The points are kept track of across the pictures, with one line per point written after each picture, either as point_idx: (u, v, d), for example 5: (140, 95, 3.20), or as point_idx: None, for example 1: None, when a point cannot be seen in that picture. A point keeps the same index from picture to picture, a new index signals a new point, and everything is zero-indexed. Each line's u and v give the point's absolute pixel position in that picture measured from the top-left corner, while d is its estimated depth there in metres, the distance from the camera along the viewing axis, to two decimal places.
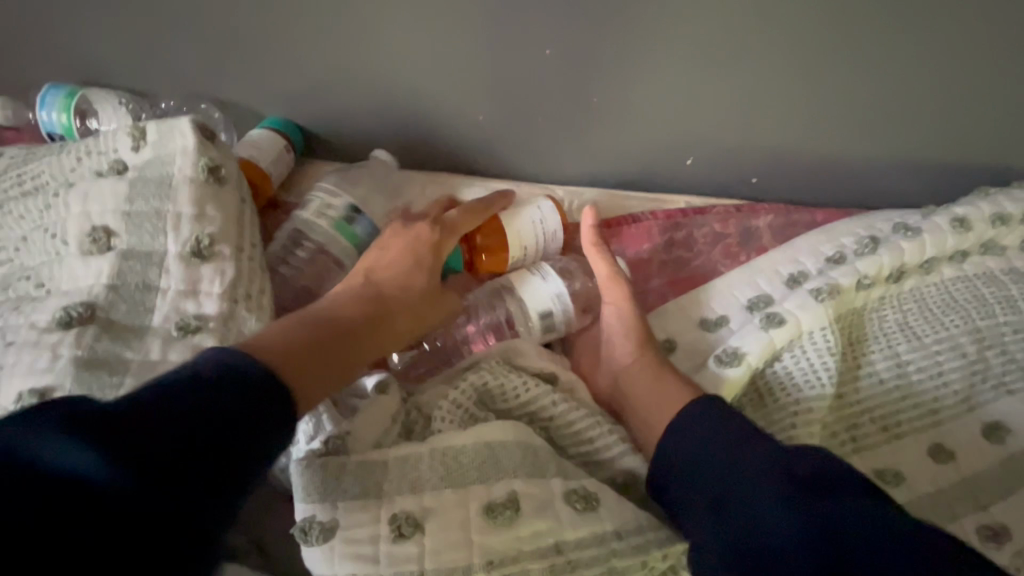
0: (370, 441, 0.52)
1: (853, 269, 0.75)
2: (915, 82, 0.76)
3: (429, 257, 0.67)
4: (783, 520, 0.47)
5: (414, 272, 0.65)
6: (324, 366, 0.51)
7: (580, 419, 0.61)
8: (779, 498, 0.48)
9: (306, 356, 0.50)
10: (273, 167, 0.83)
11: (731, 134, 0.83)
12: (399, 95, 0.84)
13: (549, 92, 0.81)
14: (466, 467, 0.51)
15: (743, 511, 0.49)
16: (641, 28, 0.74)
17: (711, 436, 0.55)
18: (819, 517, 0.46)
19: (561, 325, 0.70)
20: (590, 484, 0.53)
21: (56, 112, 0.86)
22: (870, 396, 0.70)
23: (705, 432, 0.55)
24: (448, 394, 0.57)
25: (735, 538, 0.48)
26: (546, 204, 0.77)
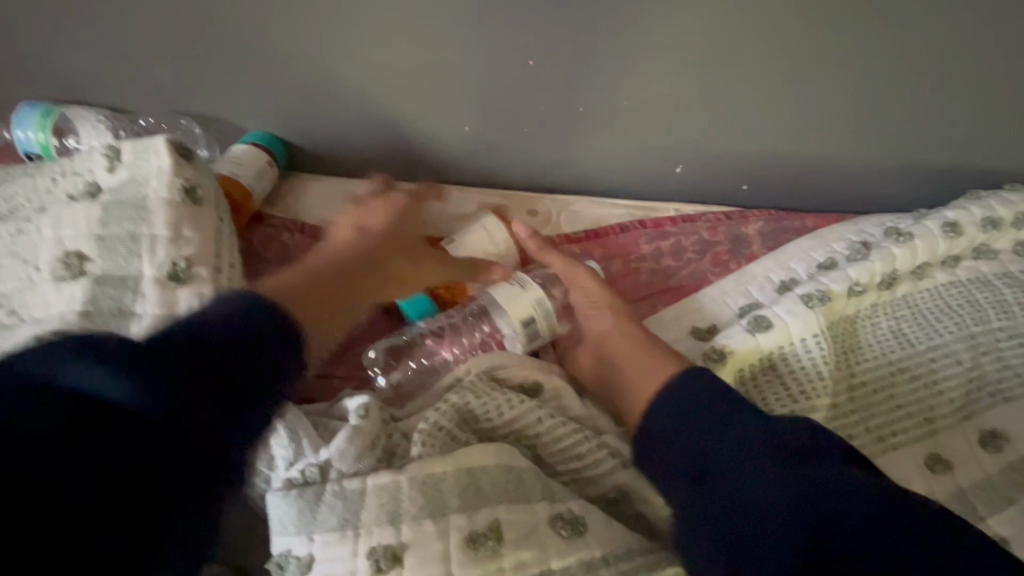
0: (354, 461, 0.51)
1: (844, 276, 0.74)
2: (902, 87, 0.75)
3: (406, 212, 0.74)
4: (766, 485, 0.47)
5: (396, 224, 0.72)
6: (327, 303, 0.55)
7: (567, 436, 0.60)
8: (763, 466, 0.48)
9: (311, 294, 0.54)
10: (256, 181, 0.82)
11: (718, 142, 0.83)
12: (383, 108, 0.83)
13: (534, 103, 0.80)
14: (447, 493, 0.49)
15: (725, 482, 0.50)
16: (624, 39, 0.73)
17: (689, 415, 0.56)
18: (800, 488, 0.45)
19: (545, 331, 0.67)
20: (577, 507, 0.52)
21: (33, 131, 0.84)
22: (864, 405, 0.69)
23: (687, 412, 0.57)
24: (427, 415, 0.56)
25: (720, 507, 0.49)
26: (489, 221, 0.79)
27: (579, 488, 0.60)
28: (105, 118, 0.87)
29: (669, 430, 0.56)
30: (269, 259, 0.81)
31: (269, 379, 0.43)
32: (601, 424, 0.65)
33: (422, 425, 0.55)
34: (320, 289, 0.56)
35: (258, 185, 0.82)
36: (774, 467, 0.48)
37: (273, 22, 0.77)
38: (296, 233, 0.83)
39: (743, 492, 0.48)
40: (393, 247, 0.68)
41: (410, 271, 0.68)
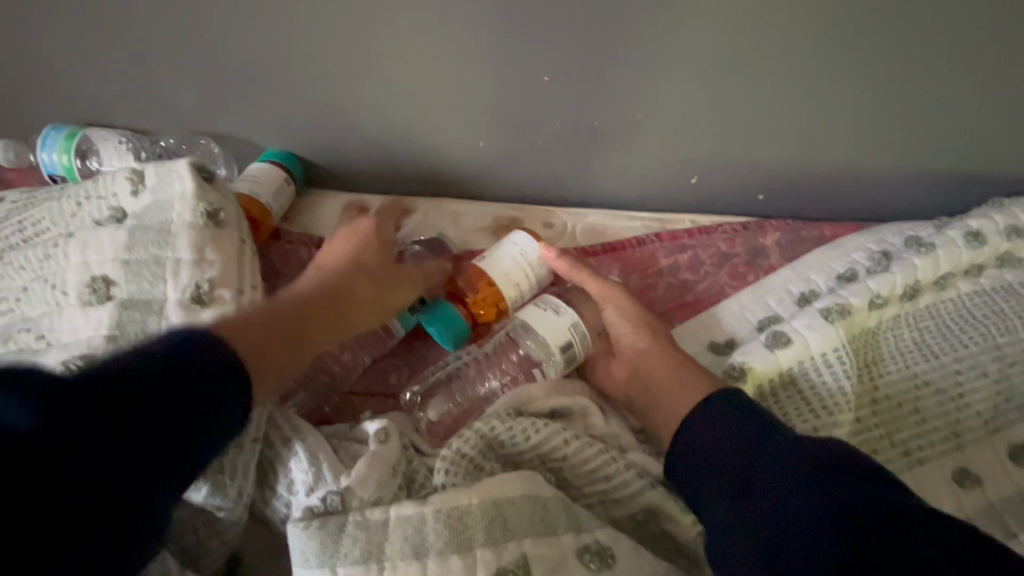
0: (372, 493, 0.51)
1: (865, 288, 0.73)
2: (922, 95, 0.74)
3: (368, 234, 0.70)
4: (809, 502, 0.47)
5: (357, 249, 0.67)
6: (281, 351, 0.53)
7: (593, 458, 0.60)
8: (802, 482, 0.48)
9: (265, 343, 0.52)
10: (275, 200, 0.83)
11: (735, 153, 0.82)
12: (397, 124, 0.84)
13: (548, 117, 0.80)
14: (473, 525, 0.49)
15: (769, 500, 0.49)
16: (640, 53, 0.73)
17: (725, 435, 0.56)
18: (852, 500, 0.45)
19: (581, 352, 0.68)
20: (604, 536, 0.51)
21: (56, 154, 0.85)
22: (889, 419, 0.68)
23: (724, 432, 0.56)
24: (452, 443, 0.56)
25: (763, 526, 0.48)
26: (522, 237, 0.75)
27: (606, 509, 0.60)
28: (128, 139, 0.88)
29: (708, 447, 0.56)
30: (288, 277, 0.81)
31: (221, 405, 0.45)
32: (626, 442, 0.65)
33: (445, 452, 0.55)
34: (276, 331, 0.54)
35: (277, 203, 0.83)
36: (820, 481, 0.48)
37: (289, 43, 0.77)
38: (313, 250, 0.84)
39: (790, 503, 0.47)
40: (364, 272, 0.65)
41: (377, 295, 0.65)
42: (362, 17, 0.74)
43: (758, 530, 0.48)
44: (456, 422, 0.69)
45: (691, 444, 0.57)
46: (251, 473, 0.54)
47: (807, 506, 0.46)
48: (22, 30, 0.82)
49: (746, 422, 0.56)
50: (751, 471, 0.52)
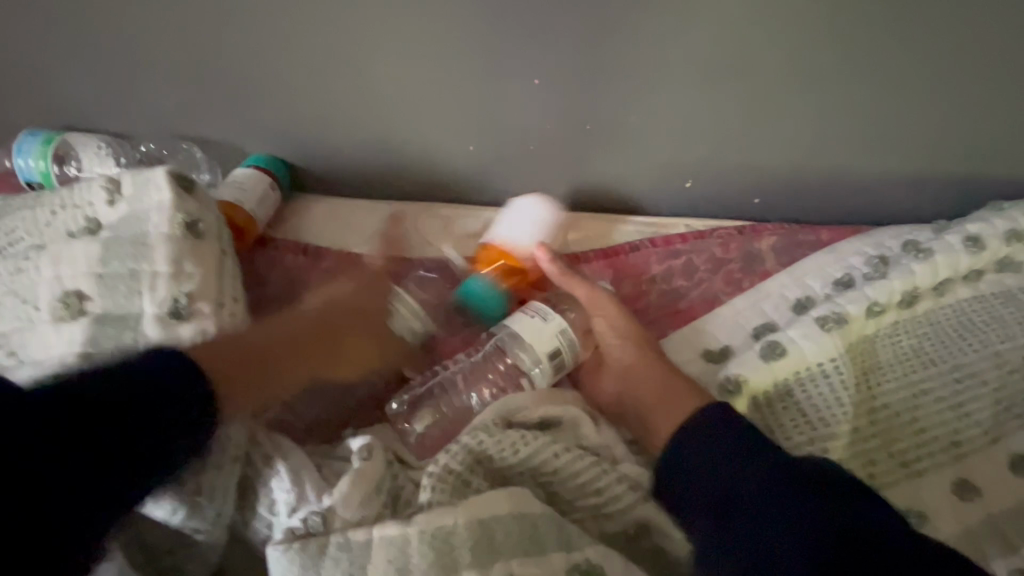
0: (356, 512, 0.49)
1: (862, 295, 0.72)
2: (921, 97, 0.73)
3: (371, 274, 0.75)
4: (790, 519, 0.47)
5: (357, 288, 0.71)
6: (247, 376, 0.56)
7: (585, 471, 0.58)
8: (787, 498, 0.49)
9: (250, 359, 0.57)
10: (261, 207, 0.81)
11: (729, 156, 0.81)
12: (384, 128, 0.82)
13: (539, 121, 0.79)
14: (458, 546, 0.47)
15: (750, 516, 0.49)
16: (633, 54, 0.72)
17: (712, 448, 0.55)
18: (820, 519, 0.46)
19: (570, 359, 0.67)
20: (596, 554, 0.50)
21: (33, 159, 0.83)
22: (886, 429, 0.66)
23: (710, 444, 0.55)
24: (438, 458, 0.55)
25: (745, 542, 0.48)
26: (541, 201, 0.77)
27: (598, 524, 0.58)
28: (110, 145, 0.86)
29: (695, 461, 0.55)
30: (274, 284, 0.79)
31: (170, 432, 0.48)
32: (617, 453, 0.63)
33: (432, 469, 0.54)
34: (252, 358, 0.57)
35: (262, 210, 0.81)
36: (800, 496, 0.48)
37: (274, 45, 0.76)
38: (300, 256, 0.82)
39: (765, 519, 0.48)
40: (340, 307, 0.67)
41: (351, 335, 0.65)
42: (347, 19, 0.72)
43: (731, 543, 0.48)
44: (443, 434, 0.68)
45: (673, 456, 0.57)
46: (230, 491, 0.53)
47: (780, 522, 0.47)
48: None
49: (727, 433, 0.56)
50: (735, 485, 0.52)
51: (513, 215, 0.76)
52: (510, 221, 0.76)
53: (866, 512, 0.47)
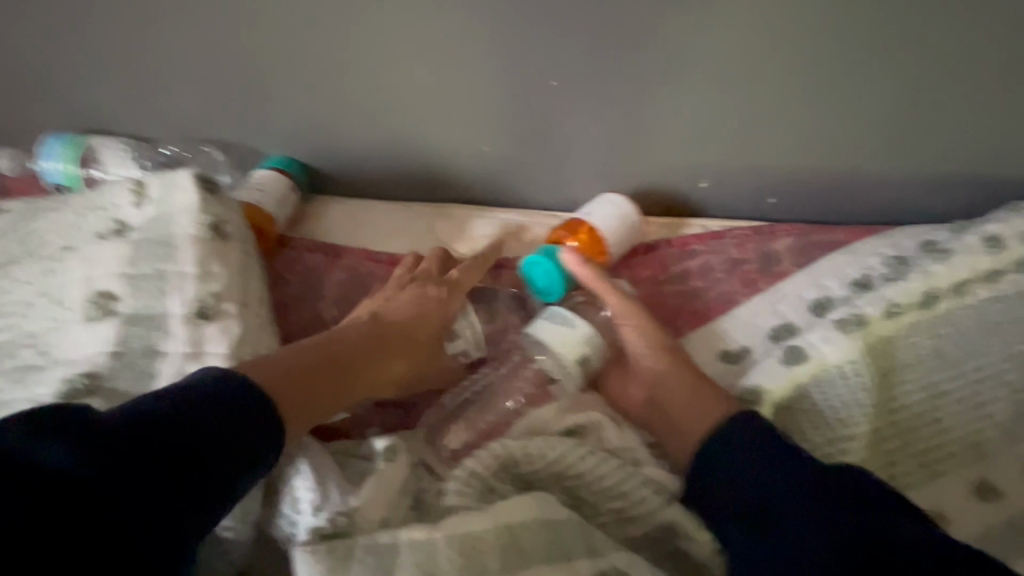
0: (380, 516, 0.51)
1: (880, 298, 0.72)
2: (940, 95, 0.72)
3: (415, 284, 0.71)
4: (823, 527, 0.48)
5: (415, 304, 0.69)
6: (302, 403, 0.53)
7: (609, 474, 0.58)
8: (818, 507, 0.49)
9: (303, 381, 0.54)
10: (279, 206, 0.81)
11: (747, 157, 0.80)
12: (401, 130, 0.82)
13: (556, 122, 0.78)
14: (486, 549, 0.47)
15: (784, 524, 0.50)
16: (651, 54, 0.71)
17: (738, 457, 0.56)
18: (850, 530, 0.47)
19: (596, 361, 0.69)
20: (622, 557, 0.49)
21: (59, 162, 0.84)
22: (906, 430, 0.66)
23: (735, 452, 0.56)
24: (465, 462, 0.55)
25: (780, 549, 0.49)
26: (621, 199, 0.80)
27: (621, 527, 0.58)
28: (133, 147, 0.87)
29: (719, 471, 0.56)
30: (292, 283, 0.79)
31: (234, 449, 0.46)
32: (640, 457, 0.63)
33: (456, 474, 0.54)
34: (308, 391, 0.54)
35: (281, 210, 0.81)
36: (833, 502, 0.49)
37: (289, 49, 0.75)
38: (319, 256, 0.82)
39: (797, 530, 0.49)
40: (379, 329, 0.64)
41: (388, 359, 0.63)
42: (365, 21, 0.72)
43: (764, 557, 0.49)
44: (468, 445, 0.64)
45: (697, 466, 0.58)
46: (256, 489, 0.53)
47: (812, 535, 0.48)
48: (21, 37, 0.81)
49: (750, 442, 0.56)
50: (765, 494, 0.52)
51: (598, 203, 0.80)
52: (596, 207, 0.80)
53: (897, 520, 0.48)
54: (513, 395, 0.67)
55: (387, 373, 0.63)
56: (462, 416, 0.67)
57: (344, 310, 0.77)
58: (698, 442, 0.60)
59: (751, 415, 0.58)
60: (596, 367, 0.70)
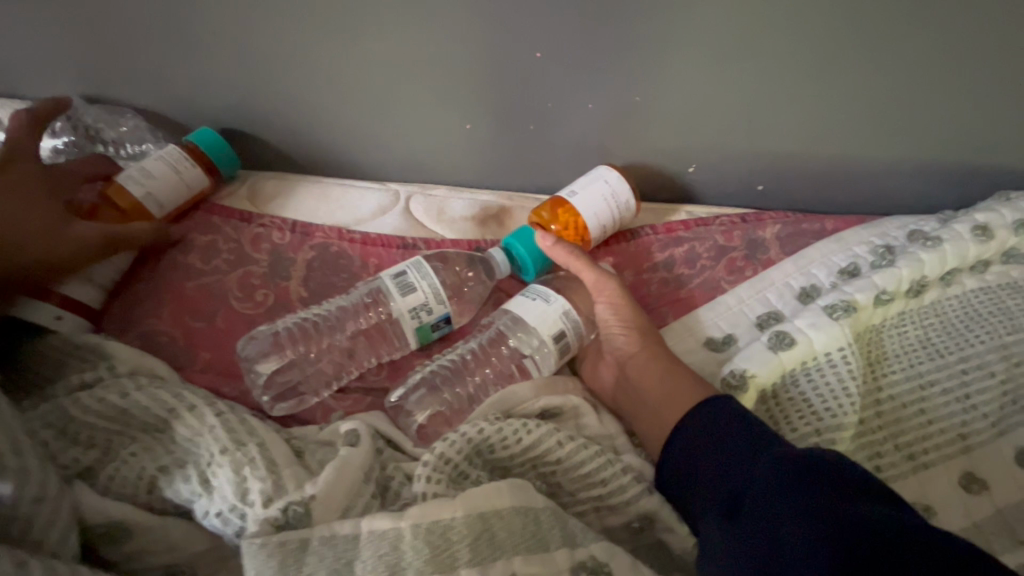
0: (339, 506, 0.47)
1: (871, 283, 0.69)
2: (940, 81, 0.70)
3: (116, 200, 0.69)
4: (796, 518, 0.44)
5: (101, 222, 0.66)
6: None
7: (589, 461, 0.55)
8: (795, 498, 0.46)
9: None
10: (145, 182, 0.71)
11: (736, 140, 0.78)
12: (371, 107, 0.76)
13: (540, 97, 0.74)
14: (457, 542, 0.43)
15: (757, 514, 0.47)
16: (647, 27, 0.67)
17: (711, 446, 0.54)
18: (836, 518, 0.43)
19: (575, 341, 0.65)
20: (603, 549, 0.46)
21: None
22: (892, 421, 0.65)
23: (706, 441, 0.55)
24: (436, 446, 0.51)
25: (757, 542, 0.45)
26: (613, 177, 0.76)
27: (599, 516, 0.56)
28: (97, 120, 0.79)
29: (694, 463, 0.54)
30: (259, 263, 0.73)
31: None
32: (620, 444, 0.62)
33: (428, 457, 0.51)
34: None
35: (152, 186, 0.71)
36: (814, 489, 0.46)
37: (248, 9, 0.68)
38: (287, 233, 0.76)
39: (776, 515, 0.46)
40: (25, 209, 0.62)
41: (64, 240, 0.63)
42: None
43: (741, 544, 0.46)
44: (441, 424, 0.64)
45: (675, 453, 0.56)
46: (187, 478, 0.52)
47: (793, 521, 0.45)
48: None
49: (735, 429, 0.54)
50: (738, 484, 0.50)
51: (585, 182, 0.76)
52: (582, 187, 0.75)
53: (872, 507, 0.44)
54: (486, 375, 0.66)
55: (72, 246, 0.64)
56: (440, 397, 0.64)
57: (313, 290, 0.72)
58: (673, 428, 0.58)
59: (727, 399, 0.57)
60: (575, 348, 0.66)
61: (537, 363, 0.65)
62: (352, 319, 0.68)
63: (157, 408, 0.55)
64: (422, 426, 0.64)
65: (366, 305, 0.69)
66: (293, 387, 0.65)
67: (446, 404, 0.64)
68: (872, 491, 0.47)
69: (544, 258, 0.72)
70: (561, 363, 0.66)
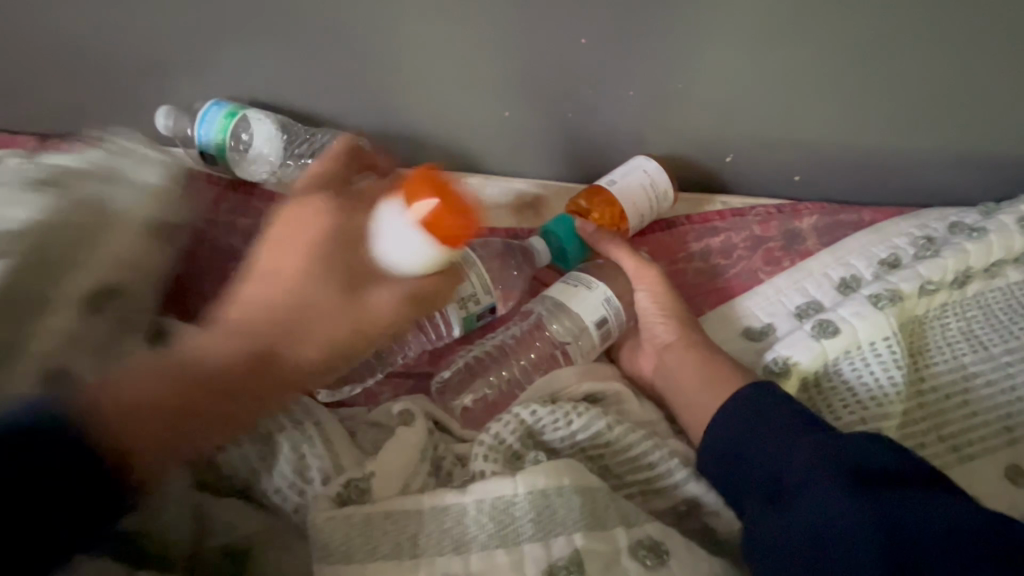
0: (398, 483, 0.48)
1: (914, 274, 0.69)
2: (988, 71, 0.70)
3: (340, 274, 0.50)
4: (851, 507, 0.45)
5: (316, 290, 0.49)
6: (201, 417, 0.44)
7: (637, 444, 0.56)
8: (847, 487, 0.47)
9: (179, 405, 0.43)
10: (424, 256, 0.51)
11: (776, 130, 0.77)
12: (411, 94, 0.76)
13: (581, 85, 0.74)
14: (518, 518, 0.44)
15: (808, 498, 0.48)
16: (694, 14, 0.67)
17: (756, 430, 0.54)
18: (886, 502, 0.45)
19: (616, 328, 0.65)
20: (657, 530, 0.46)
21: (214, 132, 0.74)
22: (936, 412, 0.64)
23: (751, 426, 0.55)
24: (489, 427, 0.53)
25: (806, 528, 0.46)
26: (652, 166, 0.76)
27: (647, 500, 0.56)
28: (280, 120, 0.76)
29: (739, 447, 0.54)
30: None
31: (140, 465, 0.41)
32: (660, 430, 0.62)
33: (483, 437, 0.52)
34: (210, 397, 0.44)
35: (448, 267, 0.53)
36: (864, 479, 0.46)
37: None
38: None
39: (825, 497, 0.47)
40: (323, 256, 0.49)
41: (373, 313, 0.50)
42: None
43: (785, 529, 0.47)
44: (481, 410, 0.65)
45: (721, 438, 0.56)
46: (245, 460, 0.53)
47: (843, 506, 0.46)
48: None
49: (780, 412, 0.54)
50: (783, 466, 0.51)
51: (624, 171, 0.76)
52: (621, 176, 0.75)
53: (920, 492, 0.45)
54: (527, 363, 0.67)
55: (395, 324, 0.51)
56: (483, 384, 0.66)
57: None
58: (714, 412, 0.58)
59: (772, 384, 0.57)
60: (615, 335, 0.67)
61: (577, 350, 0.65)
62: None
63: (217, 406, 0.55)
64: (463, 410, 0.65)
65: None
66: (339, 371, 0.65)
67: (489, 390, 0.66)
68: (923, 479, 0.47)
69: (585, 247, 0.72)
70: (601, 349, 0.66)
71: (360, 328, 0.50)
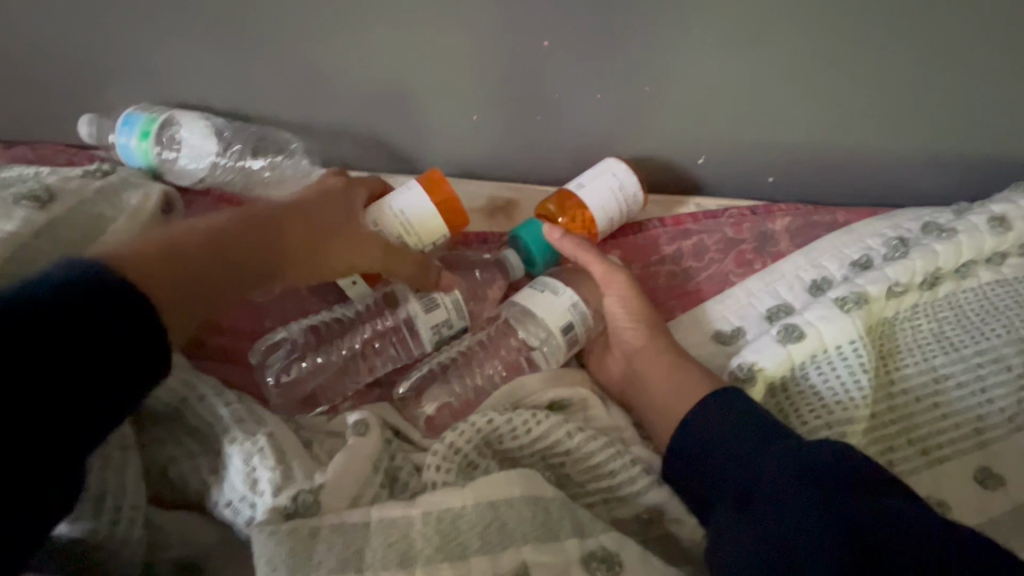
0: (348, 495, 0.47)
1: (883, 276, 0.69)
2: (955, 71, 0.69)
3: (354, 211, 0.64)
4: (811, 515, 0.44)
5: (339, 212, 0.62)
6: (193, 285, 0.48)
7: (598, 451, 0.55)
8: (809, 495, 0.46)
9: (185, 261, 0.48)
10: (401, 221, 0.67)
11: (746, 131, 0.77)
12: (376, 97, 0.75)
13: (547, 88, 0.73)
14: (467, 529, 0.44)
15: (767, 508, 0.47)
16: (657, 17, 0.67)
17: (718, 438, 0.54)
18: (849, 511, 0.44)
19: (582, 334, 0.64)
20: (612, 540, 0.46)
21: (135, 137, 0.73)
22: (906, 414, 0.64)
23: (712, 434, 0.55)
24: (445, 437, 0.52)
25: (764, 540, 0.45)
26: (622, 169, 0.75)
27: (609, 509, 0.55)
28: (205, 117, 0.75)
29: (700, 458, 0.54)
30: None
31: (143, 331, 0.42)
32: (628, 436, 0.61)
33: (437, 447, 0.51)
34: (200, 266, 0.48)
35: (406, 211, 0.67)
36: (823, 488, 0.46)
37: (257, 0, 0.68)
38: None
39: (781, 506, 0.46)
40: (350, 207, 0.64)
41: (336, 248, 0.60)
42: None
43: (744, 539, 0.46)
44: (446, 418, 0.64)
45: (683, 448, 0.55)
46: (202, 472, 0.52)
47: (801, 514, 0.45)
48: None
49: (742, 422, 0.54)
50: (745, 476, 0.50)
51: (593, 174, 0.75)
52: (590, 179, 0.74)
53: (882, 499, 0.45)
54: (493, 369, 0.66)
55: (343, 262, 0.60)
56: (448, 391, 0.65)
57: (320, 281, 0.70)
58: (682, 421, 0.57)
59: (737, 391, 0.57)
60: (583, 341, 0.66)
61: (544, 359, 0.64)
62: (362, 319, 0.68)
63: (119, 433, 0.49)
64: (426, 418, 0.64)
65: (388, 305, 0.68)
66: (302, 388, 0.64)
67: (454, 397, 0.65)
68: (889, 492, 0.46)
69: (552, 250, 0.71)
70: (568, 355, 0.66)
71: (319, 251, 0.59)
